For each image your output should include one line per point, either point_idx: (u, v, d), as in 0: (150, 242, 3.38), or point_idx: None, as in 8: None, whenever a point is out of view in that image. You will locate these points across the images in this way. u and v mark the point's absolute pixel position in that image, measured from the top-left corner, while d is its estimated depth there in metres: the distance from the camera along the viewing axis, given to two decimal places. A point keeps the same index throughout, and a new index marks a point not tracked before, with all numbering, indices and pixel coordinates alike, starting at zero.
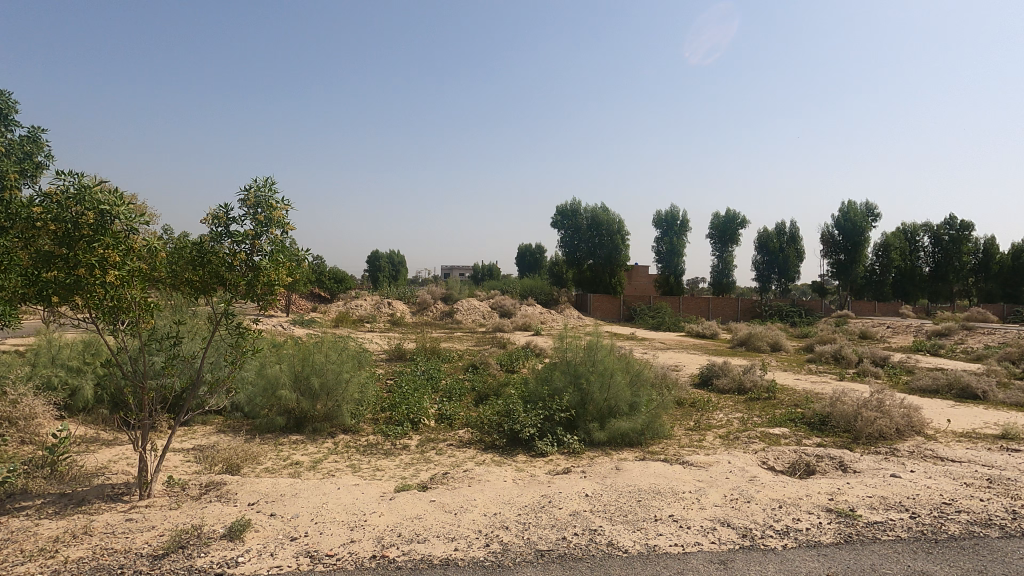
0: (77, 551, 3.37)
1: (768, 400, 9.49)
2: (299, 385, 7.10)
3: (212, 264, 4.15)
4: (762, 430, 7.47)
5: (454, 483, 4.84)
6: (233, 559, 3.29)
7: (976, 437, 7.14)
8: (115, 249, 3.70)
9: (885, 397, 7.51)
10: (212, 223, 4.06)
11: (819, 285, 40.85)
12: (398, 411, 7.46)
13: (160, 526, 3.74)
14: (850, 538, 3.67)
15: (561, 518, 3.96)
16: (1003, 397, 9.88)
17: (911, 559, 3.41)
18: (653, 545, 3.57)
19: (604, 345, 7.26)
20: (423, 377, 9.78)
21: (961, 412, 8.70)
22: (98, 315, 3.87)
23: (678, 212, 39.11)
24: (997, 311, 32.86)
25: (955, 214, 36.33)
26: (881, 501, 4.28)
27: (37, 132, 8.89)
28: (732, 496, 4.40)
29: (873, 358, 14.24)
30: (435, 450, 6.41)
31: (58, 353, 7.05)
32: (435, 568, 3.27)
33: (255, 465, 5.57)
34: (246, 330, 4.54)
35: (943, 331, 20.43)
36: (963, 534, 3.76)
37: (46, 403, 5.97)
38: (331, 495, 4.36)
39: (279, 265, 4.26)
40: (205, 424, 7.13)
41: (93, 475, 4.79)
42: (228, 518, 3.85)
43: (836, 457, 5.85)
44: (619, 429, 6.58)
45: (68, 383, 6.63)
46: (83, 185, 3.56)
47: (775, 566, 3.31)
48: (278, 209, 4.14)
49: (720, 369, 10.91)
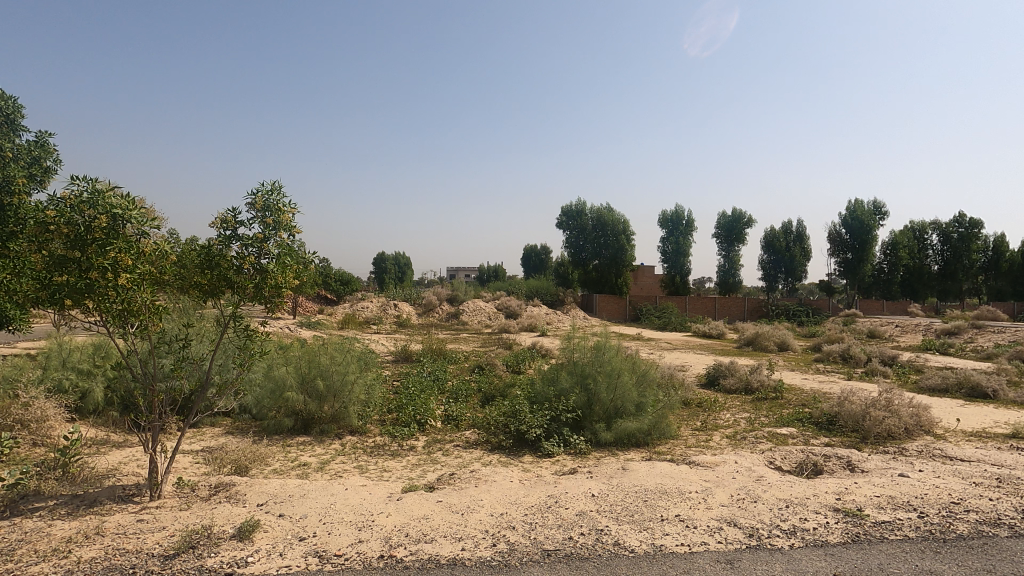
0: (89, 551, 3.42)
1: (775, 400, 9.44)
2: (306, 387, 7.17)
3: (220, 268, 4.18)
4: (769, 430, 7.43)
5: (461, 484, 4.88)
6: (244, 559, 3.33)
7: (986, 436, 7.06)
8: (127, 253, 3.76)
9: (893, 396, 7.45)
10: (220, 226, 4.11)
11: (825, 285, 40.24)
12: (405, 411, 7.50)
13: (171, 526, 3.79)
14: (857, 538, 3.66)
15: (567, 518, 3.97)
16: (1014, 396, 9.74)
17: (919, 558, 3.40)
18: (660, 543, 3.59)
19: (612, 346, 7.32)
20: (429, 377, 9.87)
21: (972, 412, 8.61)
22: (107, 319, 3.89)
23: (683, 212, 38.90)
24: (1008, 310, 32.64)
25: (964, 214, 36.40)
26: (889, 501, 4.26)
27: (42, 133, 8.87)
28: (738, 496, 4.39)
29: (882, 357, 14.07)
30: (442, 450, 6.47)
31: (68, 356, 7.16)
32: (442, 568, 3.29)
33: (264, 466, 5.64)
34: (253, 332, 4.57)
35: (953, 330, 20.24)
36: (971, 533, 3.74)
37: (58, 406, 6.05)
38: (339, 495, 4.40)
39: (287, 268, 4.31)
40: (215, 425, 7.20)
41: (104, 476, 4.85)
42: (238, 518, 3.90)
43: (843, 457, 5.82)
44: (625, 430, 6.58)
45: (79, 386, 6.73)
46: (96, 190, 3.61)
47: (782, 566, 3.30)
48: (286, 214, 4.20)
49: (727, 369, 10.84)
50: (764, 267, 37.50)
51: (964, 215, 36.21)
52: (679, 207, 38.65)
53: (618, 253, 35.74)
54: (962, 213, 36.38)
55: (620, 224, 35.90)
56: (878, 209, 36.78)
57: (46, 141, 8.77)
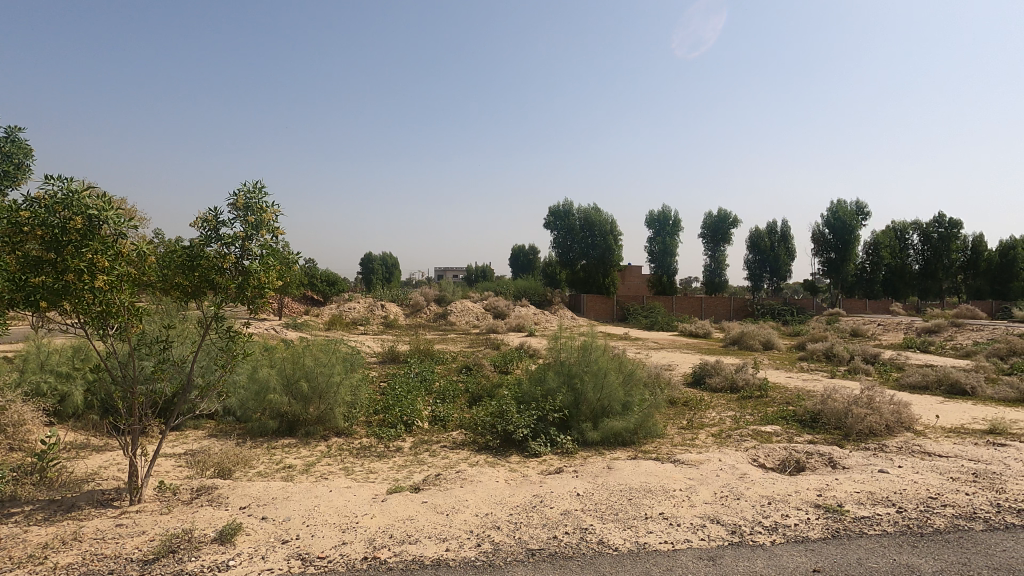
0: (66, 557, 3.35)
1: (760, 399, 9.53)
2: (291, 389, 7.09)
3: (202, 268, 4.13)
4: (754, 429, 7.52)
5: (447, 485, 4.86)
6: (225, 563, 3.29)
7: (964, 432, 7.23)
8: (103, 254, 3.69)
9: (875, 394, 7.58)
10: (201, 226, 4.06)
11: (809, 284, 40.85)
12: (392, 413, 7.47)
13: (151, 530, 3.73)
14: (837, 533, 3.72)
15: (551, 518, 3.97)
16: (991, 392, 9.96)
17: (898, 553, 3.46)
18: (644, 542, 3.61)
19: (598, 346, 7.35)
20: (416, 379, 9.83)
21: (950, 408, 8.81)
22: (85, 321, 3.81)
23: (669, 212, 39.20)
24: (986, 308, 33.44)
25: (943, 214, 37.18)
26: (869, 496, 4.34)
27: (13, 129, 8.72)
28: (722, 494, 4.44)
29: (864, 355, 14.34)
30: (429, 451, 6.43)
31: (47, 359, 7.01)
32: (426, 568, 3.28)
33: (248, 468, 5.55)
34: (236, 333, 4.50)
35: (933, 328, 20.66)
36: (947, 527, 3.82)
37: (36, 410, 5.92)
38: (323, 498, 4.35)
39: (271, 268, 4.28)
40: (197, 428, 7.08)
41: (83, 481, 4.76)
42: (219, 522, 3.84)
43: (825, 454, 5.91)
44: (612, 429, 6.61)
45: (58, 389, 6.59)
46: (71, 190, 3.55)
47: (764, 562, 3.34)
48: (268, 213, 4.16)
49: (713, 368, 10.92)
50: (750, 267, 37.86)
51: (944, 215, 36.94)
52: (666, 207, 38.95)
53: (606, 253, 35.89)
54: (941, 214, 37.12)
55: (609, 224, 36.07)
56: (860, 210, 37.35)
57: (19, 137, 8.66)
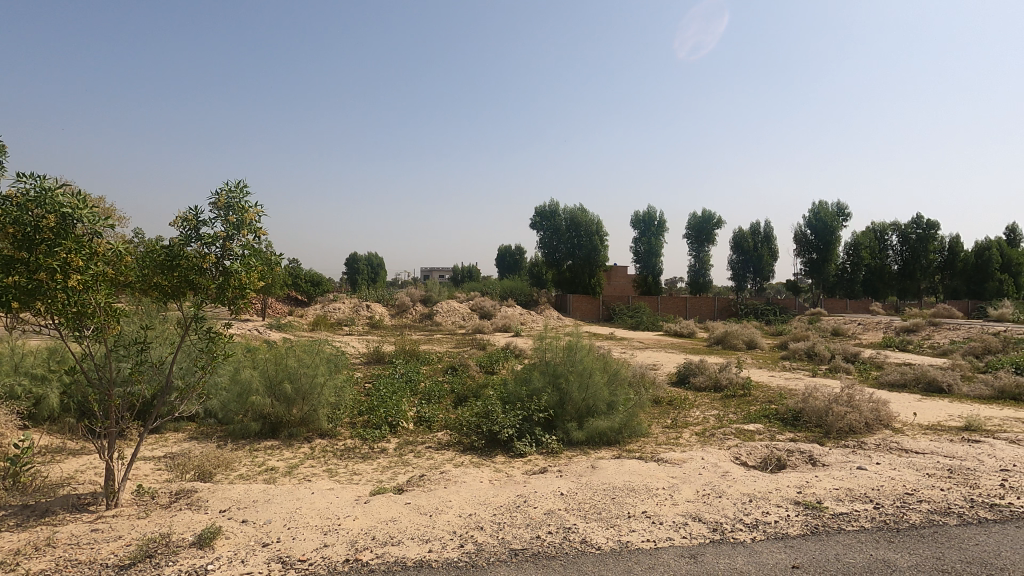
0: (39, 563, 3.27)
1: (743, 398, 9.64)
2: (273, 390, 7.00)
3: (181, 268, 4.06)
4: (737, 427, 7.60)
5: (431, 485, 4.84)
6: (203, 567, 3.24)
7: (940, 429, 7.39)
8: (77, 253, 3.61)
9: (854, 392, 7.71)
10: (181, 225, 3.99)
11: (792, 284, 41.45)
12: (376, 414, 7.42)
13: (127, 535, 3.66)
14: (816, 530, 3.78)
15: (535, 518, 3.98)
16: (966, 389, 10.20)
17: (874, 548, 3.52)
18: (626, 540, 3.63)
19: (583, 346, 7.37)
20: (401, 379, 9.77)
21: (927, 406, 9.00)
22: (59, 322, 3.73)
23: (655, 213, 39.51)
24: (962, 307, 34.27)
25: (921, 215, 37.99)
26: (847, 493, 4.41)
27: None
28: (704, 492, 4.48)
29: (845, 354, 14.59)
30: (414, 452, 6.40)
31: (21, 360, 6.84)
32: (409, 569, 3.26)
33: (229, 471, 5.47)
34: (216, 334, 4.43)
35: (911, 327, 21.10)
36: (922, 522, 3.90)
37: (9, 413, 5.78)
38: (305, 500, 4.31)
39: (252, 269, 4.22)
40: (177, 431, 6.97)
41: (58, 486, 4.66)
42: (198, 525, 3.78)
43: (806, 452, 6.00)
44: (597, 429, 6.64)
45: (32, 392, 6.43)
46: (43, 188, 3.46)
47: (744, 559, 3.38)
48: (250, 213, 4.10)
49: (697, 368, 11.03)
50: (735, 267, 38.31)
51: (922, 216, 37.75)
52: (651, 207, 39.27)
53: (592, 253, 36.05)
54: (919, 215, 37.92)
55: (595, 224, 36.23)
56: (841, 211, 38.01)
57: None
